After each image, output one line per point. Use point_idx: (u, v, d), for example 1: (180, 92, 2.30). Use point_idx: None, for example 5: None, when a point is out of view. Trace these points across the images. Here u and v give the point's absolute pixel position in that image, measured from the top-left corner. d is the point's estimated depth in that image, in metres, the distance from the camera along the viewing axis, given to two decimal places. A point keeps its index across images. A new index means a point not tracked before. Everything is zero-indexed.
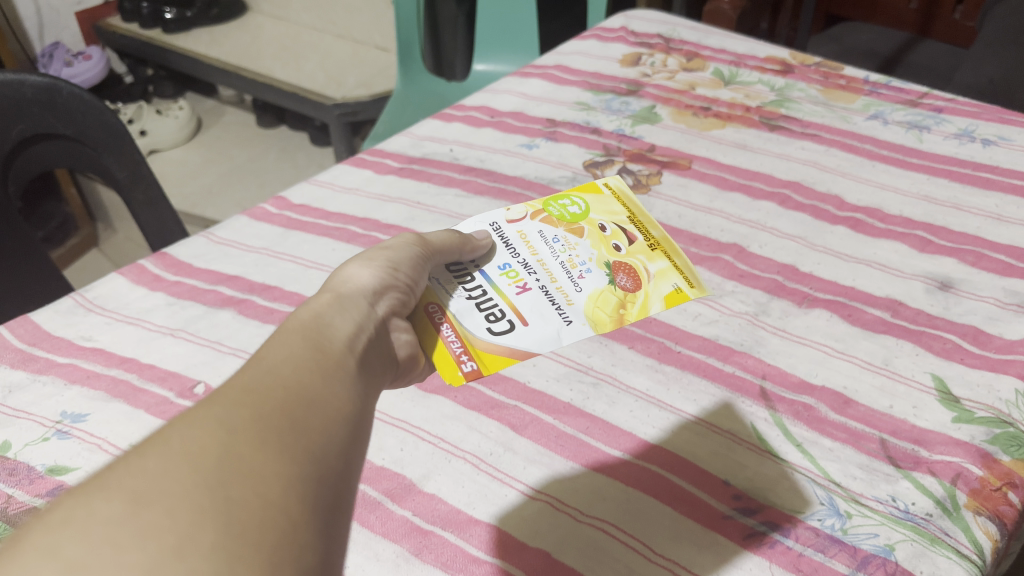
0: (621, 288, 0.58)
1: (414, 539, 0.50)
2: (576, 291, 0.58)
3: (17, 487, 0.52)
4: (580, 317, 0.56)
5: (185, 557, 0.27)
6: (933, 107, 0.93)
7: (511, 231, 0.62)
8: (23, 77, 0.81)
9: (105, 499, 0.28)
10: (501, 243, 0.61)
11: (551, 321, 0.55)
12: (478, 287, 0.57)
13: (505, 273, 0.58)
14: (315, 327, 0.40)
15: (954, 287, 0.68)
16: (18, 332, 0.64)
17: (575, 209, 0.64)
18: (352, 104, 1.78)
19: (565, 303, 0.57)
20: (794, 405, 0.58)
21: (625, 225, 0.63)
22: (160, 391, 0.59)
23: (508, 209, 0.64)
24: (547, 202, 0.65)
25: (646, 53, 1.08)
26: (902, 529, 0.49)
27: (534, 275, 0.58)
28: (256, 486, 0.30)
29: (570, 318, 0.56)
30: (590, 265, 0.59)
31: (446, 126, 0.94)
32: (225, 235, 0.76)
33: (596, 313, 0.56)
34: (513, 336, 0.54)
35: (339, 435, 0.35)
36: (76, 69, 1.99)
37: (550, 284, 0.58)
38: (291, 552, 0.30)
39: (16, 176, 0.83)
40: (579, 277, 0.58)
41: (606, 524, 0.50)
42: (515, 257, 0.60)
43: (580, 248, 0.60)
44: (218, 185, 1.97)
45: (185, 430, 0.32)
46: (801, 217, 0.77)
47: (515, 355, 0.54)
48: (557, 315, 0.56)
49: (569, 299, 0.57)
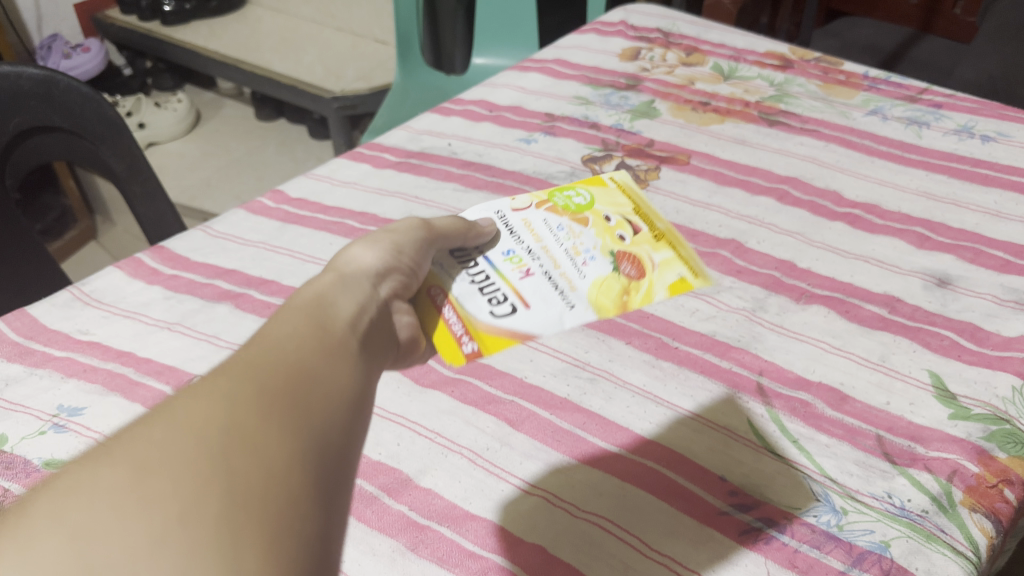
0: (626, 275, 0.58)
1: (410, 534, 0.50)
2: (580, 276, 0.58)
3: (12, 480, 0.52)
4: (583, 302, 0.56)
5: (187, 528, 0.27)
6: (932, 103, 0.93)
7: (515, 219, 0.61)
8: (20, 69, 0.81)
9: (111, 467, 0.29)
10: (505, 230, 0.60)
11: (553, 304, 0.56)
12: (482, 272, 0.57)
13: (510, 258, 0.58)
14: (319, 305, 0.40)
15: (951, 284, 0.68)
16: (15, 325, 0.64)
17: (579, 200, 0.64)
18: (350, 98, 1.77)
19: (568, 288, 0.57)
20: (791, 401, 0.58)
21: (629, 216, 0.63)
22: (157, 385, 0.59)
23: (513, 198, 0.63)
24: (551, 191, 0.65)
25: (645, 47, 1.07)
26: (898, 526, 0.49)
27: (538, 259, 0.58)
28: (258, 460, 0.30)
29: (574, 302, 0.56)
30: (595, 253, 0.59)
31: (445, 120, 0.94)
32: (223, 229, 0.76)
33: (599, 300, 0.57)
34: (514, 318, 0.54)
35: (342, 410, 0.35)
36: (75, 61, 1.99)
37: (554, 268, 0.58)
38: (293, 522, 0.30)
39: (13, 169, 0.83)
40: (583, 264, 0.58)
41: (602, 519, 0.50)
42: (519, 242, 0.59)
43: (585, 235, 0.60)
44: (217, 178, 1.97)
45: (190, 402, 0.32)
46: (799, 213, 0.77)
47: (516, 337, 0.54)
48: (560, 299, 0.56)
49: (573, 284, 0.57)
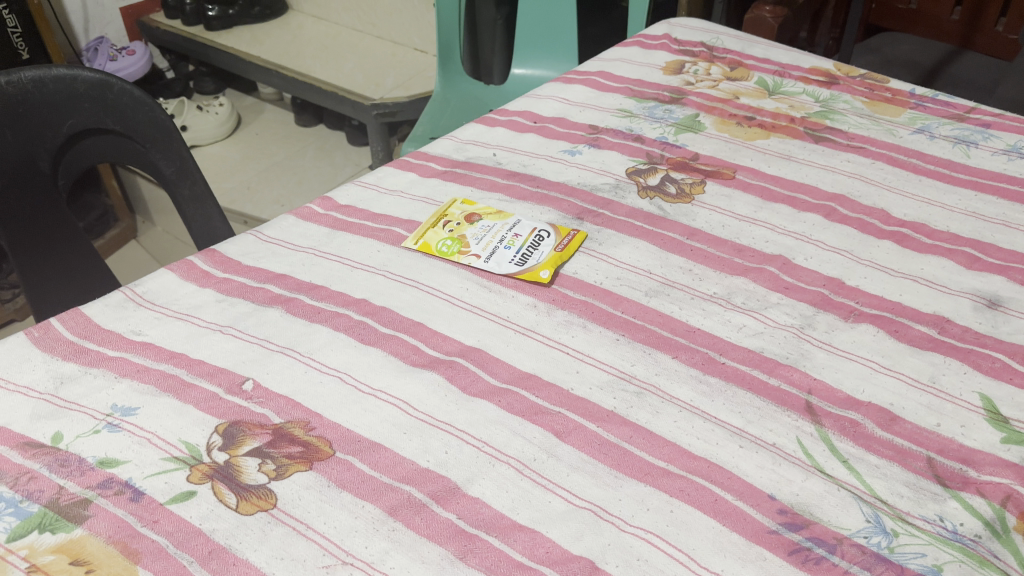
0: (504, 209, 0.80)
1: (459, 543, 0.50)
2: (507, 223, 0.77)
3: (68, 478, 0.53)
4: (519, 219, 0.78)
5: None
6: (980, 122, 0.92)
7: (494, 251, 0.74)
8: (75, 73, 0.84)
9: None
10: (507, 260, 0.73)
11: (525, 228, 0.76)
12: (512, 252, 0.73)
13: (507, 244, 0.74)
14: None
15: (1002, 306, 0.67)
16: (70, 324, 0.65)
17: (485, 225, 0.77)
18: (389, 105, 1.78)
19: (515, 224, 0.77)
20: (840, 421, 0.58)
21: (458, 212, 0.79)
22: (209, 386, 0.60)
23: (466, 256, 0.74)
24: (454, 234, 0.76)
25: (689, 61, 1.08)
26: (950, 550, 0.49)
27: (505, 240, 0.75)
28: None
29: (530, 224, 0.77)
30: (484, 218, 0.78)
31: (490, 131, 0.94)
32: (273, 234, 0.77)
33: (520, 214, 0.79)
34: (548, 232, 0.76)
35: None
36: (120, 63, 2.03)
37: (504, 230, 0.76)
38: None
39: (67, 170, 0.86)
40: (497, 221, 0.77)
41: (649, 534, 0.50)
42: (510, 249, 0.74)
43: (479, 221, 0.77)
44: (255, 182, 1.99)
45: None
46: (847, 231, 0.76)
47: (555, 227, 0.76)
48: (524, 225, 0.77)
49: (512, 222, 0.77)
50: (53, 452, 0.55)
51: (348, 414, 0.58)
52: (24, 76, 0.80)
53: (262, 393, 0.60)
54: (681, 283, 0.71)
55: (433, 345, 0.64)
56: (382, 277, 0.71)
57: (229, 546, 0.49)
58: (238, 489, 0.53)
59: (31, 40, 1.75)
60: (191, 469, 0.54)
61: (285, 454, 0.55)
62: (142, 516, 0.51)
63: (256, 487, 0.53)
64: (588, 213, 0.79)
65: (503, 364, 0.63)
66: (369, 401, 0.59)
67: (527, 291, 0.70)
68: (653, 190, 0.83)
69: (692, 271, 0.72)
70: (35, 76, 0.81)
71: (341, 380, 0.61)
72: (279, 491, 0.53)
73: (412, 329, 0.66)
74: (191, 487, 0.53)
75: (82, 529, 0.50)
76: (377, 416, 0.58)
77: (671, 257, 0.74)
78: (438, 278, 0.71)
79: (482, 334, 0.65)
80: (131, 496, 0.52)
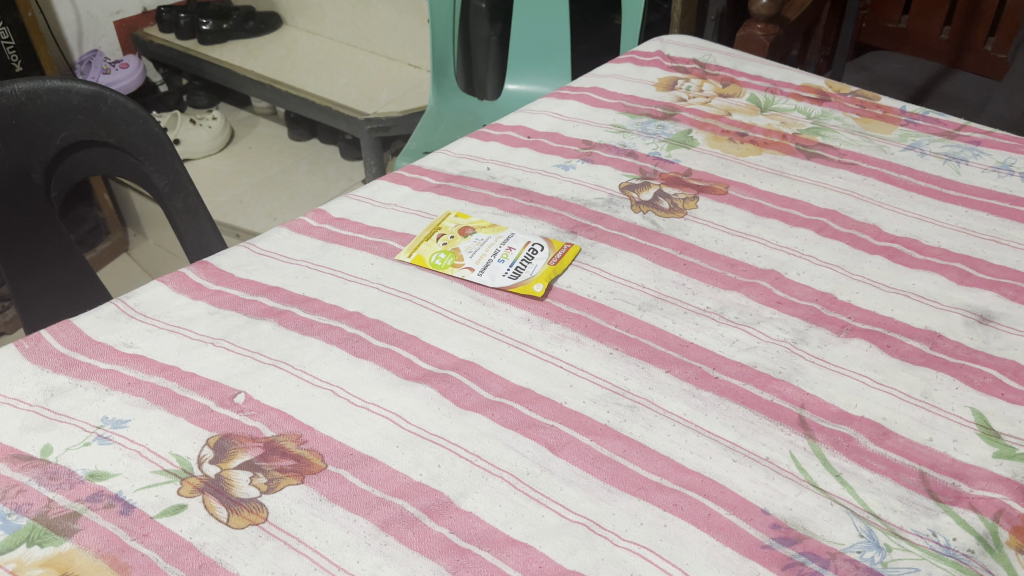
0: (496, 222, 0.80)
1: (451, 557, 0.49)
2: (500, 237, 0.77)
3: (57, 491, 0.53)
4: (510, 232, 0.78)
5: None
6: (970, 139, 0.93)
7: (488, 265, 0.74)
8: (69, 85, 0.84)
9: None
10: (501, 273, 0.73)
11: (518, 241, 0.76)
12: (506, 265, 0.74)
13: (500, 258, 0.74)
14: None
15: (994, 321, 0.68)
16: (61, 337, 0.65)
17: (478, 239, 0.77)
18: (383, 121, 1.80)
19: (507, 237, 0.77)
20: (833, 435, 0.58)
21: (451, 226, 0.79)
22: (200, 399, 0.59)
23: (460, 269, 0.74)
24: (448, 248, 0.76)
25: (681, 78, 1.08)
26: (944, 565, 0.49)
27: (498, 254, 0.75)
28: None
29: (523, 236, 0.77)
30: (477, 231, 0.78)
31: (483, 145, 0.95)
32: (266, 247, 0.77)
33: (511, 227, 0.79)
34: (541, 245, 0.76)
35: None
36: (113, 76, 2.04)
37: (497, 245, 0.76)
38: None
39: (60, 182, 0.86)
40: (490, 235, 0.77)
41: (643, 548, 0.50)
42: (504, 262, 0.74)
43: (472, 234, 0.78)
44: (249, 196, 1.99)
45: None
46: (839, 246, 0.77)
47: (547, 240, 0.77)
48: (516, 238, 0.77)
49: (504, 236, 0.77)
50: (42, 464, 0.54)
51: (340, 427, 0.58)
52: (19, 88, 0.81)
53: (254, 405, 0.59)
54: (674, 297, 0.71)
55: (426, 358, 0.64)
56: (376, 289, 0.71)
57: (219, 560, 0.49)
58: (229, 503, 0.52)
59: (25, 54, 1.75)
60: (183, 483, 0.53)
61: (277, 467, 0.55)
62: (132, 530, 0.50)
63: (247, 500, 0.53)
64: (581, 227, 0.80)
65: (495, 377, 0.62)
66: (361, 414, 0.59)
67: (521, 304, 0.70)
68: (646, 205, 0.83)
69: (686, 285, 0.72)
70: (30, 88, 0.81)
71: (334, 393, 0.60)
72: (270, 505, 0.52)
73: (406, 342, 0.66)
74: (182, 501, 0.52)
75: (71, 542, 0.50)
76: (370, 429, 0.58)
77: (664, 271, 0.74)
78: (432, 291, 0.71)
79: (476, 347, 0.65)
80: (121, 509, 0.52)
